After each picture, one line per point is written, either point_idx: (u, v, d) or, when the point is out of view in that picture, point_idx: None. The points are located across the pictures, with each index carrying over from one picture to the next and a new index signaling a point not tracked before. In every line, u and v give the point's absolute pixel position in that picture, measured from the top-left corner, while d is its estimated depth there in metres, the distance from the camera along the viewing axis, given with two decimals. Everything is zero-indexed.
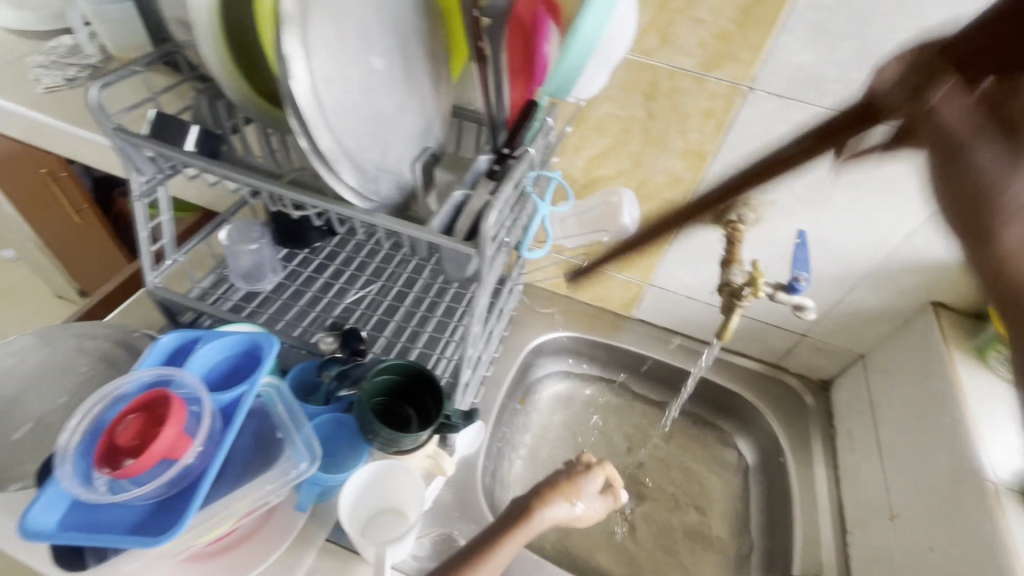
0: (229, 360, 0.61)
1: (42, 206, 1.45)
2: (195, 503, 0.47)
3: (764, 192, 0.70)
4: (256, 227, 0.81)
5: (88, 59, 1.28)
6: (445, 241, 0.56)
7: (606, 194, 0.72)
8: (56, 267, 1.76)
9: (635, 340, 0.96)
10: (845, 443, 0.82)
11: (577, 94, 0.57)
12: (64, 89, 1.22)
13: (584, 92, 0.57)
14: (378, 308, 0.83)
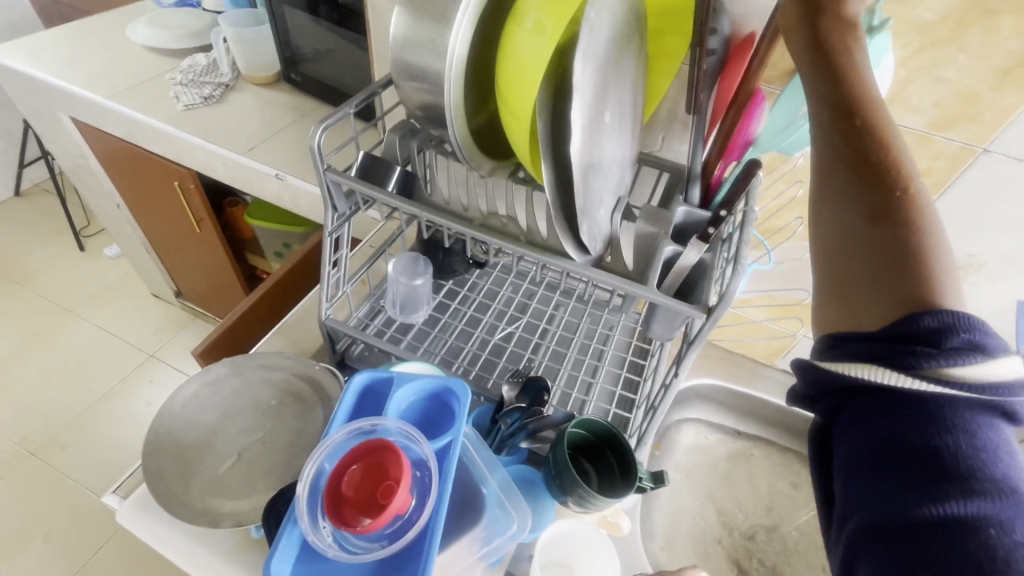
0: (420, 402, 0.61)
1: (166, 210, 1.53)
2: (430, 563, 0.46)
3: (974, 254, 0.69)
4: (420, 262, 0.82)
5: (222, 78, 1.34)
6: (667, 301, 0.54)
7: (799, 249, 0.69)
8: (161, 268, 1.85)
9: (777, 390, 0.91)
10: None
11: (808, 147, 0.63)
12: (203, 107, 1.27)
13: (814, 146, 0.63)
14: (528, 347, 0.82)
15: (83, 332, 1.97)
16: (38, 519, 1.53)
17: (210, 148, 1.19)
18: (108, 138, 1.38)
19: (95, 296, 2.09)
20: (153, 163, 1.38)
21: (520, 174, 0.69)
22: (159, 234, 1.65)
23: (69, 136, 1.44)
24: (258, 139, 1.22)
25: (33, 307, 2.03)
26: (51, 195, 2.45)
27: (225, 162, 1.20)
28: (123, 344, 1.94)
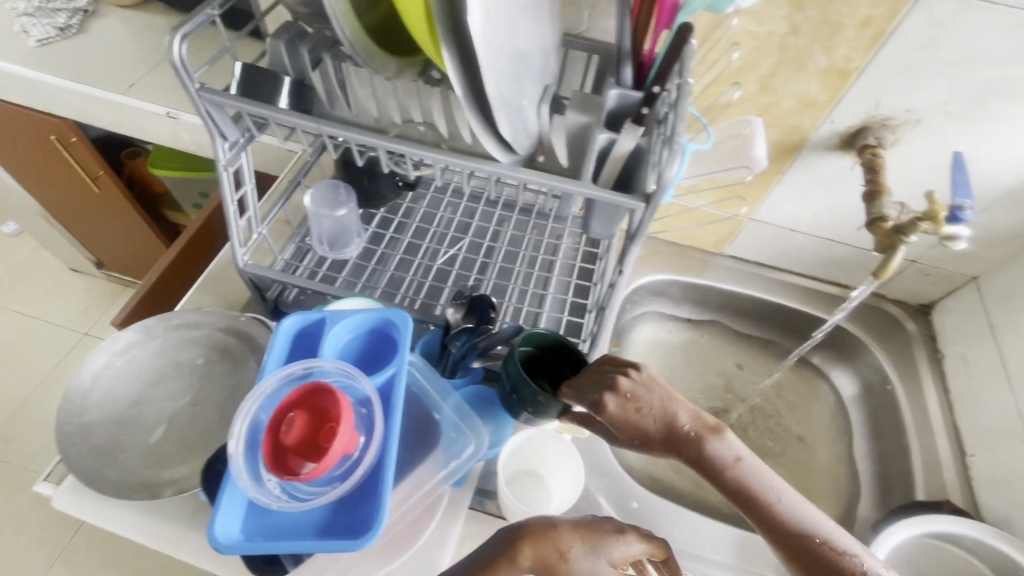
0: (358, 339, 0.57)
1: (54, 172, 1.35)
2: (386, 496, 0.44)
3: (911, 110, 0.64)
4: (341, 191, 0.74)
5: (75, 1, 1.12)
6: (603, 195, 0.49)
7: (737, 125, 0.65)
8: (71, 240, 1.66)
9: (727, 278, 0.92)
10: (956, 367, 0.81)
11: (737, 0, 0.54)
12: (59, 41, 1.07)
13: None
14: (472, 267, 0.78)
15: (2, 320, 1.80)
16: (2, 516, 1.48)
17: (79, 89, 1.02)
18: None
19: (6, 281, 1.89)
20: (21, 116, 1.18)
21: (432, 73, 0.61)
22: (55, 201, 1.46)
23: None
24: (136, 73, 1.05)
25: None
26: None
27: (102, 103, 1.03)
28: (51, 327, 1.79)
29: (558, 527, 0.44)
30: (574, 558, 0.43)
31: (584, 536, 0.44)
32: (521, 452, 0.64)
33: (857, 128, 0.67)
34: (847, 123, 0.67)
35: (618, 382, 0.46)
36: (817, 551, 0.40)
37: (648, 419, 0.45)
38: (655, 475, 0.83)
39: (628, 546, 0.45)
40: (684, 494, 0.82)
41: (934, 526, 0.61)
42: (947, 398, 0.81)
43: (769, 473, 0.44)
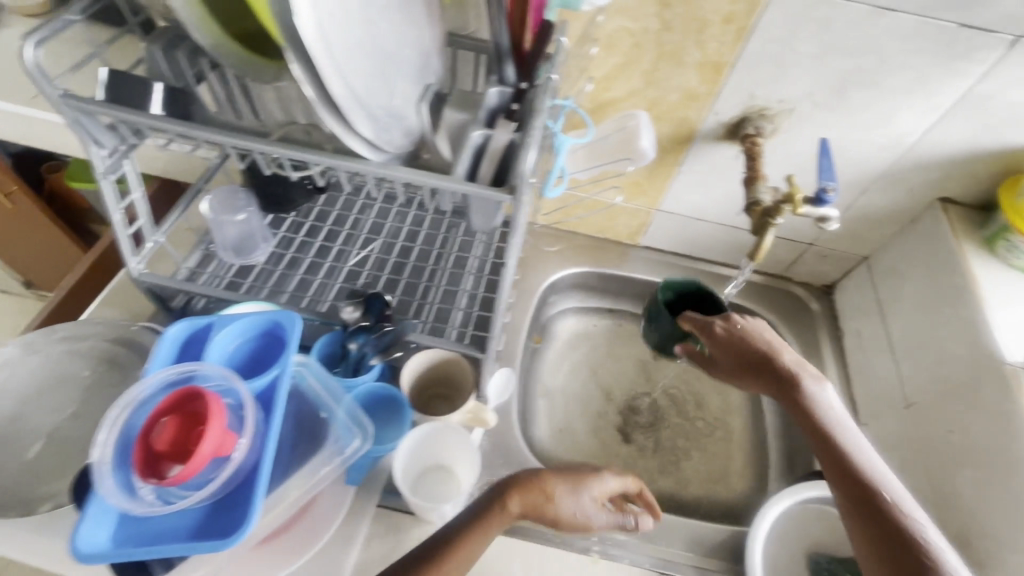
0: (248, 343, 0.57)
1: None
2: (256, 497, 0.44)
3: (783, 100, 0.67)
4: (241, 196, 0.73)
5: None
6: (473, 189, 0.51)
7: (622, 119, 0.67)
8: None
9: (643, 268, 0.95)
10: (853, 342, 0.86)
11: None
12: None
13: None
14: (384, 269, 0.78)
15: None
16: None
17: None
18: None
19: None
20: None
21: None
22: None
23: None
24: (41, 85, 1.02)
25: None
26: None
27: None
28: None
29: (542, 474, 0.56)
30: (559, 497, 0.55)
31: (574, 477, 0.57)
32: (421, 454, 0.64)
33: (739, 118, 0.71)
34: (729, 114, 0.70)
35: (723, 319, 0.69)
36: (886, 508, 0.51)
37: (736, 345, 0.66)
38: (575, 464, 0.84)
39: (601, 484, 0.58)
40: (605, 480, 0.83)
41: (801, 495, 0.66)
42: (846, 372, 0.85)
43: (866, 443, 0.57)
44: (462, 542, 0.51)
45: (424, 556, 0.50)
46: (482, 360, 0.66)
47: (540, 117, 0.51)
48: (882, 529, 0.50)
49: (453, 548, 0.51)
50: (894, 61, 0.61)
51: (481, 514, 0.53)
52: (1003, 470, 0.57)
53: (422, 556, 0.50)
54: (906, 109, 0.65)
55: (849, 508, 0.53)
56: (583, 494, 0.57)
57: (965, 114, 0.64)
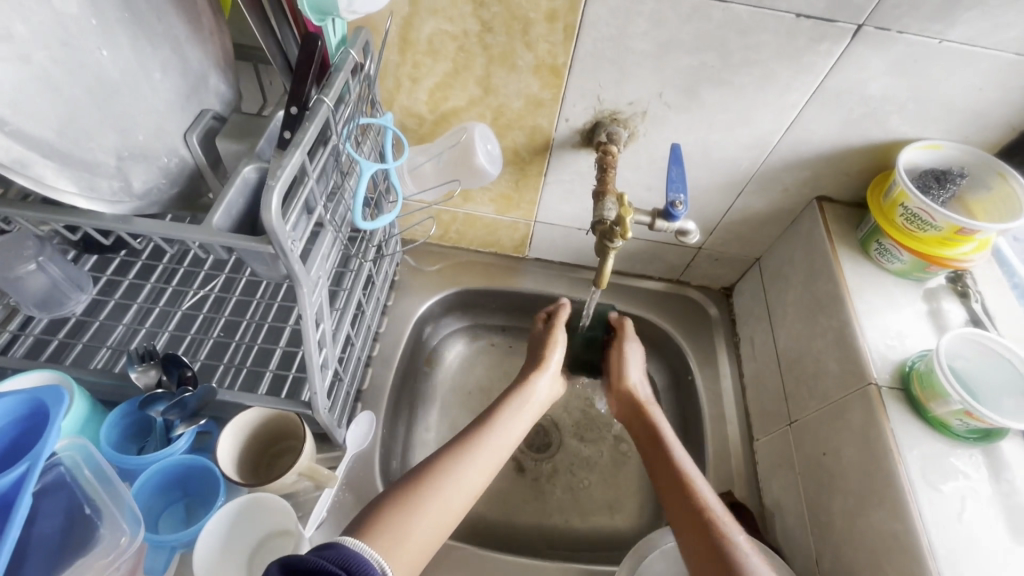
0: (13, 426, 0.48)
1: None
2: None
3: (632, 103, 0.61)
4: (29, 242, 0.62)
5: None
6: (230, 240, 0.43)
7: (456, 133, 0.62)
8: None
9: (533, 282, 0.89)
10: (747, 350, 0.81)
11: (349, 7, 0.44)
12: None
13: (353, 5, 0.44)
14: (222, 309, 0.70)
15: None
16: None
17: None
18: None
19: None
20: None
21: None
22: None
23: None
24: None
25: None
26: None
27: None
28: None
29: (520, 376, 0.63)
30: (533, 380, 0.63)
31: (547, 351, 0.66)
32: (241, 530, 0.55)
33: (592, 123, 0.64)
34: (581, 119, 0.64)
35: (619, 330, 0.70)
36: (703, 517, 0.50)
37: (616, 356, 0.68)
38: None
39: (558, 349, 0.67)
40: (491, 519, 0.76)
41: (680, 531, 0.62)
42: (741, 381, 0.81)
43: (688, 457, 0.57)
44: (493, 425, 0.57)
45: (462, 443, 0.55)
46: (314, 415, 0.59)
47: (298, 146, 0.43)
48: (705, 539, 0.49)
49: (488, 427, 0.57)
50: (738, 56, 0.55)
51: (494, 409, 0.59)
52: (868, 497, 0.53)
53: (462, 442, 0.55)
54: (763, 107, 0.59)
55: (693, 538, 0.50)
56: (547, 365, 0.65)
57: (823, 109, 0.58)
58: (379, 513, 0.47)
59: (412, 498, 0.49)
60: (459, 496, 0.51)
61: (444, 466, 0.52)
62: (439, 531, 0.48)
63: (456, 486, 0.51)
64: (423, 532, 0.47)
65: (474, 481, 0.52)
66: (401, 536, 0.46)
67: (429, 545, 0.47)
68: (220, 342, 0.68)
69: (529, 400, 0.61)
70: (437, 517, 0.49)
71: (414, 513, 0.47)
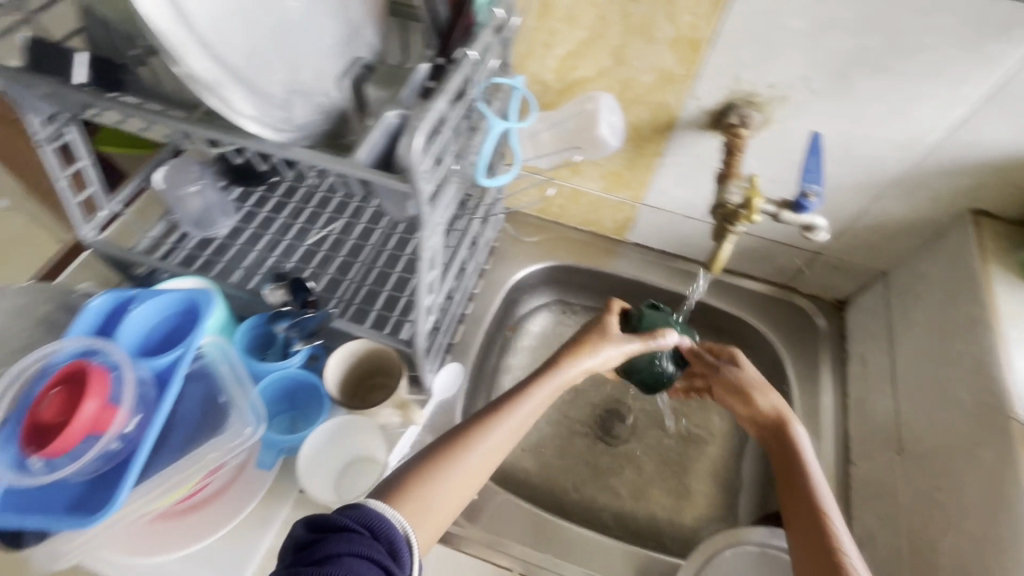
0: (167, 320, 0.56)
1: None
2: (126, 479, 0.45)
3: (773, 85, 0.58)
4: (194, 167, 0.74)
5: None
6: (372, 175, 0.46)
7: (581, 102, 0.62)
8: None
9: (629, 266, 0.87)
10: (857, 369, 0.75)
11: None
12: None
13: None
14: (340, 249, 0.75)
15: None
16: None
17: None
18: None
19: None
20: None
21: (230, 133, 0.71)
22: None
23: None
24: None
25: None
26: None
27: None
28: None
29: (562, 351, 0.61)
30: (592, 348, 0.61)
31: (585, 342, 0.61)
32: (330, 450, 0.61)
33: (723, 105, 0.61)
34: (712, 100, 0.61)
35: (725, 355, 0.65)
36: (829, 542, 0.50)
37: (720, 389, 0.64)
38: (526, 470, 0.78)
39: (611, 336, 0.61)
40: (556, 491, 0.77)
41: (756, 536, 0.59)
42: (845, 401, 0.75)
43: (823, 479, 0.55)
44: (512, 402, 0.56)
45: (476, 422, 0.55)
46: (413, 353, 0.63)
47: (444, 94, 0.45)
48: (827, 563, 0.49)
49: (510, 402, 0.56)
50: (908, 41, 0.50)
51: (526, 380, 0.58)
52: (988, 544, 0.48)
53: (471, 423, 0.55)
54: (927, 99, 0.53)
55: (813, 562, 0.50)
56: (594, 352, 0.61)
57: (1002, 109, 0.52)
58: (401, 484, 0.49)
59: (424, 477, 0.50)
60: (476, 471, 0.52)
61: (455, 451, 0.52)
62: (452, 507, 0.50)
63: (468, 465, 0.52)
64: (438, 507, 0.49)
65: (490, 461, 0.53)
66: (419, 508, 0.48)
67: (444, 519, 0.49)
68: (334, 279, 0.73)
69: (566, 375, 0.59)
70: (452, 494, 0.50)
71: (432, 484, 0.50)
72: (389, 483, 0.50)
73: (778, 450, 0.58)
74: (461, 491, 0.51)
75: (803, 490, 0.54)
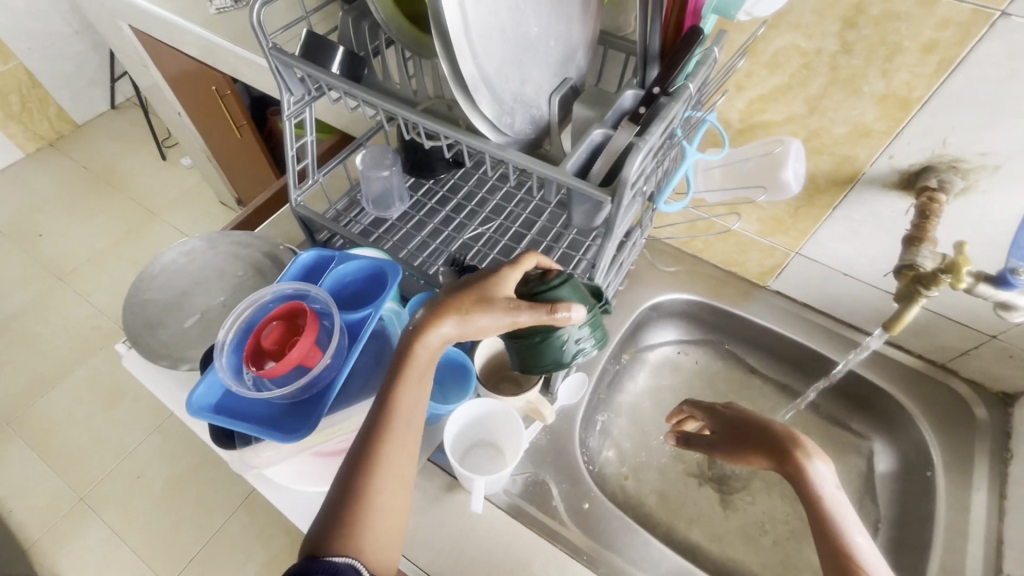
0: (357, 282, 0.64)
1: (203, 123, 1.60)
2: (321, 410, 0.52)
3: (986, 154, 0.55)
4: (388, 156, 0.83)
5: None
6: (577, 185, 0.50)
7: (769, 144, 0.63)
8: (210, 175, 1.89)
9: (766, 313, 0.86)
10: (1021, 473, 0.68)
11: (749, 9, 0.52)
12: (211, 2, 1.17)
13: (756, 7, 0.52)
14: (494, 247, 0.81)
15: (163, 232, 2.08)
16: (71, 404, 1.66)
17: (189, 28, 1.15)
18: (179, 62, 1.40)
19: (176, 199, 2.19)
20: (174, 56, 1.38)
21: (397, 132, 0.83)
22: (203, 154, 1.76)
23: (108, 36, 1.47)
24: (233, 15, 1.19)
25: (107, 195, 2.21)
26: (114, 109, 2.55)
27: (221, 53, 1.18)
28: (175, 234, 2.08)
29: (450, 296, 0.50)
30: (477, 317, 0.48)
31: (432, 320, 0.49)
32: (460, 437, 0.67)
33: (920, 167, 0.60)
34: (908, 160, 0.60)
35: (721, 406, 0.67)
36: None
37: (727, 440, 0.64)
38: (631, 494, 0.79)
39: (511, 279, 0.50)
40: (657, 522, 0.77)
41: None
42: (1002, 504, 0.68)
43: (850, 514, 0.52)
44: (398, 391, 0.50)
45: (375, 434, 0.49)
46: None
47: (662, 124, 0.48)
48: None
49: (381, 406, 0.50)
50: None
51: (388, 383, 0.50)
52: None
53: (370, 433, 0.49)
54: None
55: None
56: (454, 322, 0.49)
57: None
58: (330, 523, 0.47)
59: (357, 503, 0.47)
60: (398, 482, 0.50)
61: (368, 466, 0.48)
62: (396, 509, 0.50)
63: (385, 470, 0.49)
64: (378, 524, 0.48)
65: (404, 459, 0.50)
66: (356, 536, 0.47)
67: (391, 524, 0.49)
68: None
69: (427, 365, 0.51)
70: (389, 503, 0.49)
71: (360, 513, 0.47)
72: (323, 520, 0.48)
73: (796, 490, 0.55)
74: (395, 492, 0.49)
75: (827, 531, 0.51)
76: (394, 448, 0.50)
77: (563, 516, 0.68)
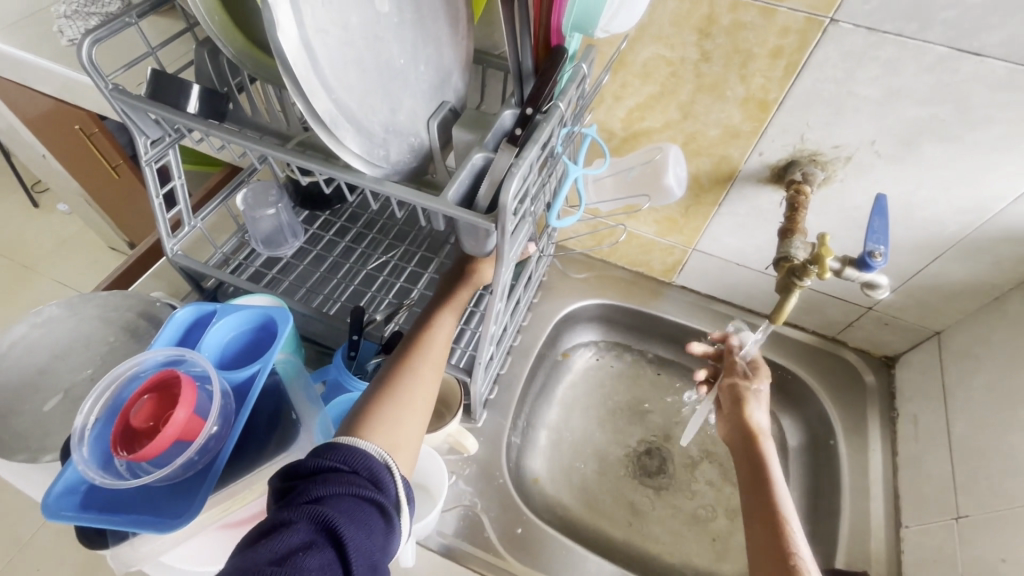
0: (244, 335, 0.59)
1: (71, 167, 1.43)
2: (207, 488, 0.47)
3: (838, 147, 0.60)
4: (273, 191, 0.78)
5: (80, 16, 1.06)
6: (461, 213, 0.48)
7: (650, 152, 0.65)
8: (92, 220, 1.71)
9: (674, 309, 0.89)
10: (908, 429, 0.74)
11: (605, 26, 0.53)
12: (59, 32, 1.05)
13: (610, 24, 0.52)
14: (400, 276, 0.78)
15: (44, 288, 1.86)
16: None
17: (33, 63, 1.02)
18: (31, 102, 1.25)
19: (55, 250, 1.95)
20: (26, 97, 1.22)
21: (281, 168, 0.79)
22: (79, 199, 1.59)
23: None
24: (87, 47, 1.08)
25: None
26: None
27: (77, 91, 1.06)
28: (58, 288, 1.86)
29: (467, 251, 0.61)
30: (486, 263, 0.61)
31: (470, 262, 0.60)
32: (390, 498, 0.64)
33: (787, 161, 0.64)
34: (776, 156, 0.64)
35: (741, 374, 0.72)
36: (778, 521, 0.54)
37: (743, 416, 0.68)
38: (567, 505, 0.79)
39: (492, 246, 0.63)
40: (595, 530, 0.77)
41: None
42: (894, 459, 0.74)
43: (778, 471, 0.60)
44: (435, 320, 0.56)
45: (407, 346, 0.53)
46: (471, 383, 0.66)
47: (535, 142, 0.48)
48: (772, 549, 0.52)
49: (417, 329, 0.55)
50: (976, 113, 0.51)
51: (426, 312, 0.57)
52: None
53: (406, 348, 0.53)
54: (994, 170, 0.55)
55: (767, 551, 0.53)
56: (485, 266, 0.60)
57: None
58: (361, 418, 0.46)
59: (387, 404, 0.47)
60: (427, 395, 0.51)
61: (404, 372, 0.51)
62: (422, 419, 0.49)
63: (421, 380, 0.51)
64: (409, 429, 0.47)
65: (433, 377, 0.52)
66: (390, 429, 0.46)
67: (418, 435, 0.48)
68: (392, 303, 0.75)
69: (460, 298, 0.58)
70: (419, 408, 0.49)
71: (396, 411, 0.47)
72: (351, 421, 0.47)
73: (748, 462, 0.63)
74: (426, 400, 0.50)
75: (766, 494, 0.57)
76: (428, 361, 0.52)
77: (497, 543, 0.66)
